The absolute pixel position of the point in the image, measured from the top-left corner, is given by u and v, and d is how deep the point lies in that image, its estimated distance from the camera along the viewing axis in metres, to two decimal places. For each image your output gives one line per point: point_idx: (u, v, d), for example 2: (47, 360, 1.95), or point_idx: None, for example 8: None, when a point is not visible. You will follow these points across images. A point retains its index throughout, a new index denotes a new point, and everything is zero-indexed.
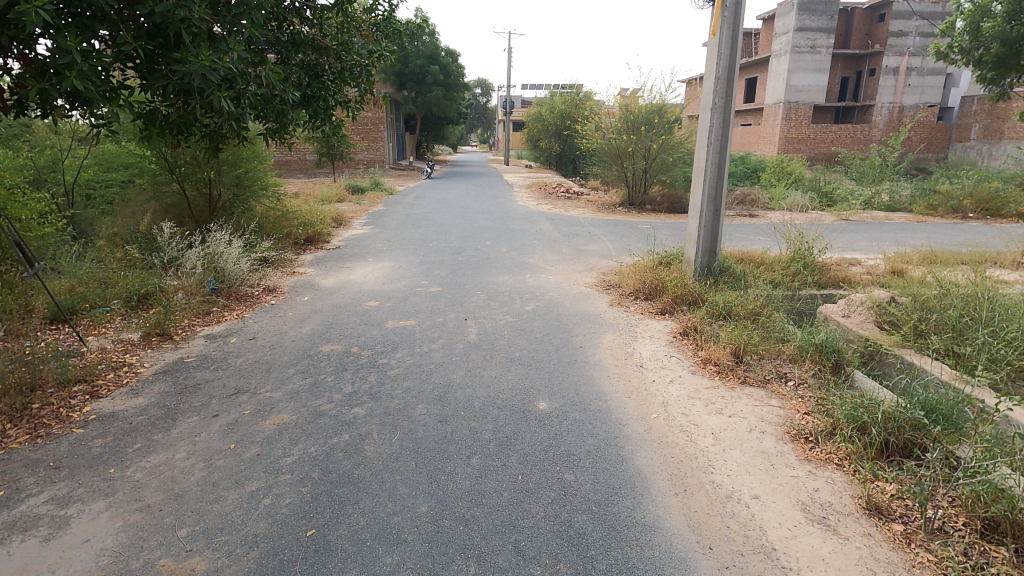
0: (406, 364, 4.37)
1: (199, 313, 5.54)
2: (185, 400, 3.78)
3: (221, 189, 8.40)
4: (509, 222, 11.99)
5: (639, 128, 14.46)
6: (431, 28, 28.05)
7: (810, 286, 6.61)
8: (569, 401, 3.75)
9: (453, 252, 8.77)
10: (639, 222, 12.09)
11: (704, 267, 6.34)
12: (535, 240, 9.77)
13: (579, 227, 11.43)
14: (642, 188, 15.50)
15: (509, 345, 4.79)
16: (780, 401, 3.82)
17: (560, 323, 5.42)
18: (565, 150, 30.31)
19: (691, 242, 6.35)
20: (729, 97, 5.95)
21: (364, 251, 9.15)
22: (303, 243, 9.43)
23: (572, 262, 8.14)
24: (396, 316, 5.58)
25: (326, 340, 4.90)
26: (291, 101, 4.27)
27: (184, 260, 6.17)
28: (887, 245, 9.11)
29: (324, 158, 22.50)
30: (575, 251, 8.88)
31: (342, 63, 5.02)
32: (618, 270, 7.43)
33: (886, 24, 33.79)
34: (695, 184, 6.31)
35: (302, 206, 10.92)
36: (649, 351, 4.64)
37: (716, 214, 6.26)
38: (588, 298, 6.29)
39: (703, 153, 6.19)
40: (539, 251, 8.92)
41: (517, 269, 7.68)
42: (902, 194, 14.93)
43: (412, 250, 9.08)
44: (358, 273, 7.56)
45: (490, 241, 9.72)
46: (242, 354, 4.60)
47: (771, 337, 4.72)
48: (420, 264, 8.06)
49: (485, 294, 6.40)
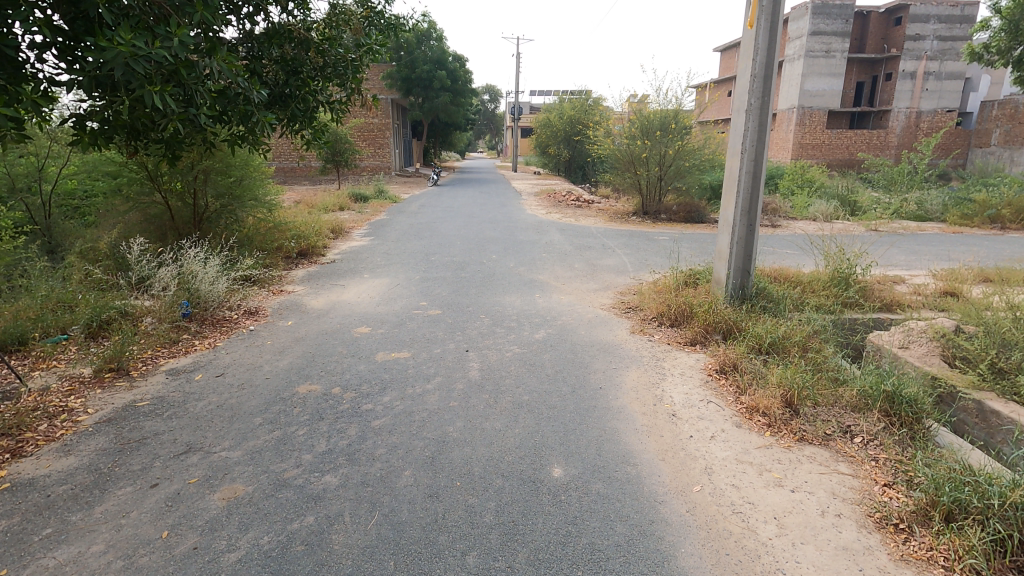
0: (394, 411, 3.69)
1: (165, 342, 4.89)
2: (122, 463, 3.11)
3: (207, 199, 7.80)
4: (517, 234, 11.31)
5: (653, 133, 13.80)
6: (438, 33, 27.65)
7: (856, 310, 5.88)
8: (590, 467, 3.05)
9: (456, 268, 8.10)
10: (655, 234, 11.36)
11: (736, 288, 5.63)
12: (545, 254, 9.09)
13: (592, 239, 10.72)
14: (657, 197, 14.76)
15: (517, 386, 4.09)
16: (851, 468, 3.09)
17: (575, 356, 4.71)
18: (574, 157, 29.72)
19: (722, 260, 5.65)
20: (766, 98, 5.26)
21: (361, 265, 8.51)
22: (296, 257, 8.79)
23: (586, 280, 7.43)
24: (388, 346, 4.90)
25: (304, 377, 4.23)
26: (257, 100, 3.66)
27: (155, 280, 5.54)
28: (930, 261, 8.32)
29: (328, 166, 21.99)
30: (589, 267, 8.19)
31: (324, 59, 4.41)
32: (638, 290, 6.71)
33: (903, 27, 32.97)
34: (726, 196, 5.61)
35: (297, 216, 10.31)
36: (682, 396, 3.92)
37: (750, 228, 5.56)
38: (605, 323, 5.59)
39: (736, 160, 5.49)
40: (549, 266, 8.24)
41: (526, 288, 6.98)
42: (933, 202, 14.12)
43: (412, 265, 8.43)
44: (352, 291, 6.91)
45: (496, 254, 9.07)
46: (203, 397, 3.92)
47: (826, 378, 4.00)
48: (419, 281, 7.40)
49: (489, 318, 5.72)
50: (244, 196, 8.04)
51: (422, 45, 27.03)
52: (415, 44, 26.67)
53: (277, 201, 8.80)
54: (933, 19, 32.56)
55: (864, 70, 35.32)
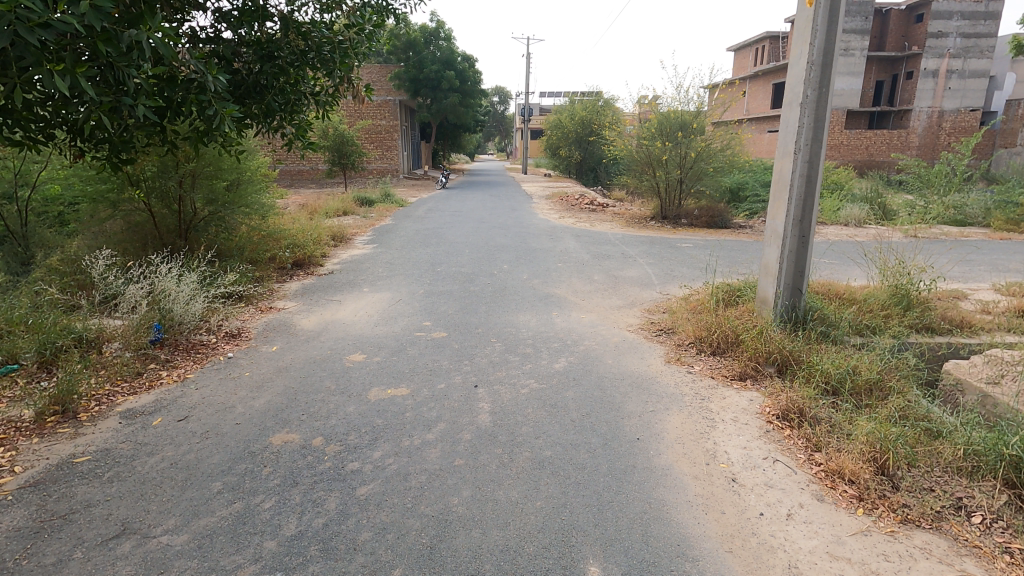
0: (386, 474, 2.99)
1: (127, 375, 4.21)
2: (33, 553, 2.41)
3: (194, 205, 7.12)
4: (530, 241, 10.59)
5: (674, 133, 13.04)
6: (447, 33, 27.07)
7: (922, 334, 5.10)
8: (637, 566, 2.32)
9: (465, 280, 7.40)
10: (678, 241, 10.60)
11: (786, 309, 4.90)
12: (560, 263, 8.38)
13: (610, 247, 9.97)
14: (676, 201, 13.98)
15: (536, 437, 3.36)
16: (983, 569, 2.32)
17: (604, 394, 3.98)
18: (586, 159, 29.05)
19: (771, 277, 4.91)
20: (824, 90, 4.52)
21: (362, 277, 7.83)
22: (291, 268, 8.13)
23: (608, 295, 6.69)
24: (384, 380, 4.19)
25: (281, 423, 3.53)
26: (216, 88, 2.98)
27: (123, 299, 4.87)
28: (989, 273, 7.49)
29: (334, 168, 21.44)
30: (610, 279, 7.46)
31: (306, 42, 3.71)
32: (670, 308, 5.96)
33: (925, 24, 31.89)
34: (775, 203, 4.86)
35: (294, 223, 9.65)
36: (741, 454, 3.17)
37: (803, 240, 4.81)
38: (635, 350, 4.86)
39: (787, 161, 4.74)
40: (566, 278, 7.52)
41: (541, 305, 6.26)
42: (973, 206, 13.24)
43: (416, 276, 7.75)
44: (348, 308, 6.23)
45: (508, 264, 8.37)
46: (156, 451, 3.23)
47: (918, 430, 3.24)
48: (423, 296, 6.70)
49: (502, 343, 5.00)
50: (235, 202, 7.37)
51: (430, 45, 26.76)
52: (421, 43, 26.25)
53: (272, 207, 8.14)
54: (957, 16, 31.48)
55: (884, 70, 34.22)
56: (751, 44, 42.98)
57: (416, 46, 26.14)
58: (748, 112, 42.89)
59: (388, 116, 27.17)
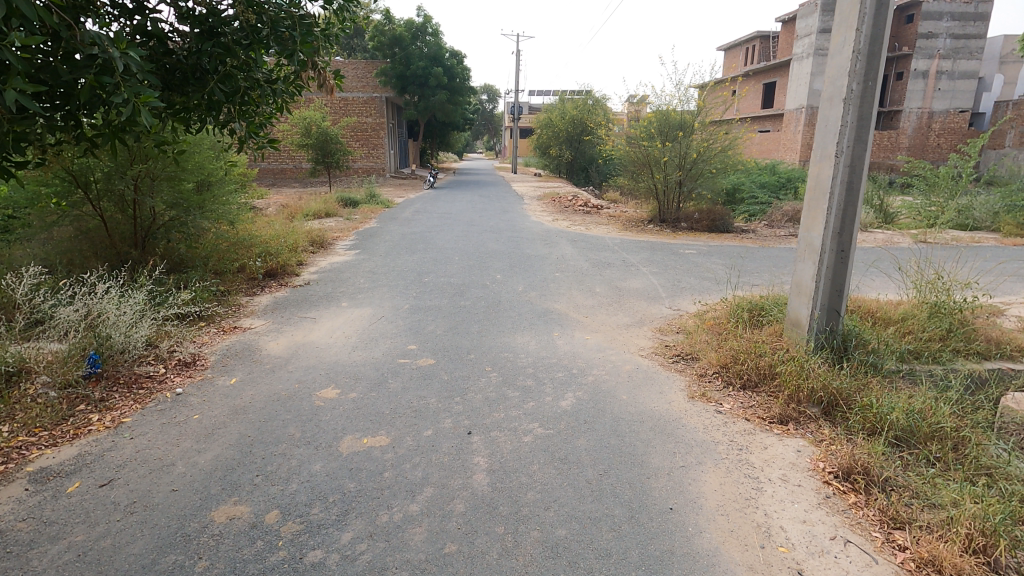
0: (356, 569, 2.31)
1: (47, 421, 3.47)
2: None
3: (151, 209, 6.35)
4: (524, 246, 9.95)
5: (673, 133, 12.47)
6: (434, 29, 26.32)
7: (970, 359, 4.54)
8: None
9: (455, 293, 6.75)
10: (680, 247, 10.04)
11: (822, 334, 4.30)
12: (557, 273, 7.75)
13: (610, 253, 9.37)
14: (675, 203, 13.40)
15: (544, 508, 2.72)
16: None
17: (623, 442, 3.34)
18: (576, 158, 28.47)
19: (805, 298, 4.30)
20: (870, 84, 3.92)
21: (341, 288, 7.14)
22: (262, 278, 7.38)
23: (613, 311, 6.07)
24: (360, 425, 3.51)
25: (228, 490, 2.84)
26: (133, 70, 2.29)
27: (53, 324, 4.12)
28: (1020, 286, 6.96)
29: (318, 167, 20.66)
30: (613, 292, 6.84)
31: (259, 17, 2.98)
32: (686, 328, 5.33)
33: (915, 25, 31.75)
34: (811, 213, 4.26)
35: (269, 228, 8.91)
36: (802, 531, 2.55)
37: (842, 256, 4.20)
38: (652, 381, 4.24)
39: (826, 165, 4.13)
40: (566, 290, 6.88)
41: (540, 323, 5.62)
42: (980, 210, 12.81)
43: (401, 288, 7.07)
44: (324, 327, 5.53)
45: (500, 274, 7.72)
46: (62, 535, 2.53)
47: (1014, 497, 2.65)
48: (408, 312, 6.02)
49: (498, 373, 4.35)
50: (198, 206, 6.65)
51: (417, 41, 25.96)
52: (407, 38, 25.49)
53: (242, 211, 7.44)
54: (947, 17, 31.32)
55: None
56: (741, 43, 42.72)
57: (402, 42, 25.40)
58: (739, 112, 42.65)
59: (374, 113, 26.41)
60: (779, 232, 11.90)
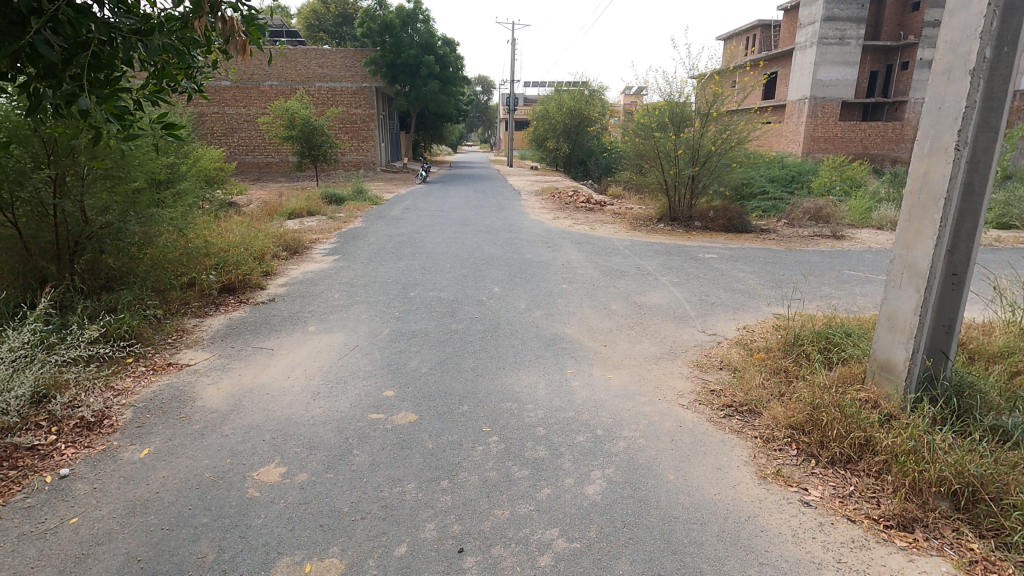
0: None
1: None
2: None
3: (74, 216, 5.10)
4: (524, 251, 8.87)
5: (688, 123, 11.42)
6: (425, 15, 25.11)
7: None
8: None
9: (446, 314, 5.68)
10: (698, 251, 9.01)
11: (922, 385, 3.26)
12: (564, 286, 6.68)
13: (621, 258, 8.33)
14: (687, 200, 12.28)
15: None
16: None
17: (687, 568, 2.29)
18: (574, 151, 27.40)
19: (904, 337, 3.25)
20: (1006, 50, 2.89)
21: (311, 305, 6.06)
22: (218, 294, 6.25)
23: (636, 338, 5.01)
24: (305, 538, 2.45)
25: None
26: None
27: None
28: None
29: (304, 161, 19.46)
30: (632, 311, 5.79)
31: None
32: (733, 367, 4.26)
33: (919, 13, 32.20)
34: (913, 225, 3.20)
35: (234, 231, 7.82)
36: None
37: (955, 283, 3.15)
38: (705, 449, 3.19)
39: (939, 161, 3.06)
40: (576, 309, 5.82)
41: (550, 357, 4.55)
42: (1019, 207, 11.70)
43: (383, 306, 6.00)
44: (281, 363, 4.47)
45: (498, 286, 6.65)
46: None
47: None
48: (387, 341, 4.94)
49: (500, 439, 3.28)
50: (137, 209, 5.59)
51: (408, 28, 24.68)
52: (398, 24, 24.23)
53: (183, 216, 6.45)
54: None
55: (878, 60, 34.54)
56: (742, 32, 41.61)
57: (392, 29, 24.19)
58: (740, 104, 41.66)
59: (364, 104, 25.30)
60: (802, 232, 10.86)
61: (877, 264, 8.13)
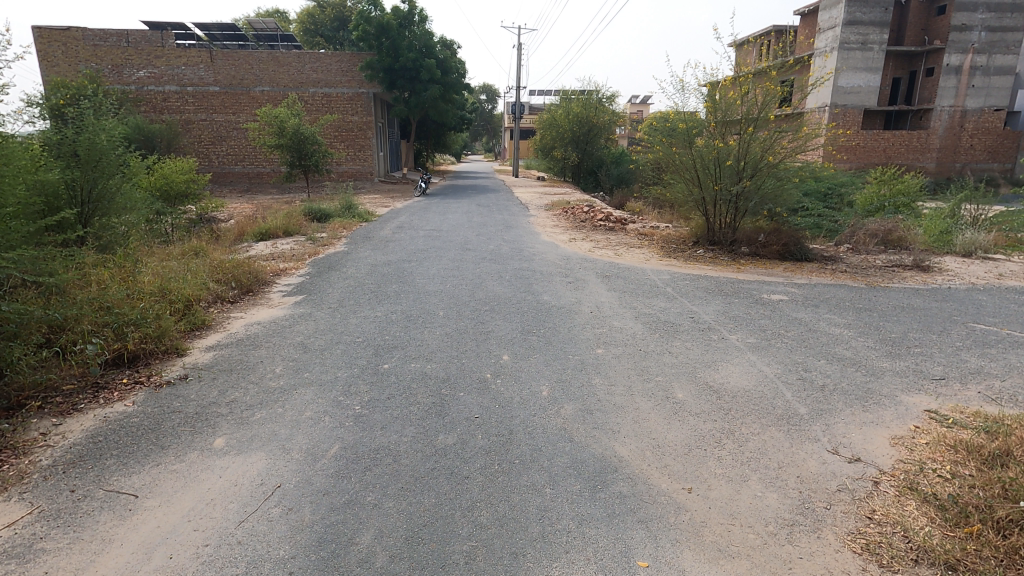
0: None
1: None
2: None
3: None
4: (539, 289, 6.98)
5: (732, 131, 9.60)
6: (422, 17, 23.43)
7: None
8: None
9: (431, 409, 3.77)
10: (761, 290, 7.09)
11: None
12: (603, 355, 4.74)
13: (665, 302, 6.43)
14: (729, 221, 10.35)
15: None
16: None
17: None
18: (584, 161, 25.62)
19: None
20: None
21: (234, 389, 4.14)
22: (107, 369, 4.34)
23: (736, 470, 3.07)
24: None
25: None
26: None
27: None
28: None
29: (292, 172, 17.63)
30: (711, 406, 3.84)
31: None
32: (942, 563, 2.34)
33: (946, 16, 30.37)
34: None
35: (159, 267, 5.95)
36: None
37: None
38: None
39: None
40: (626, 403, 3.87)
41: (601, 524, 2.62)
42: None
43: (336, 394, 4.05)
44: (137, 538, 2.55)
45: (506, 355, 4.73)
46: None
47: None
48: (327, 477, 3.00)
49: None
50: None
51: (405, 30, 23.00)
52: (394, 26, 22.47)
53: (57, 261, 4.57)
54: (982, 7, 29.70)
55: (902, 66, 32.66)
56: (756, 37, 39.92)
57: (388, 30, 22.36)
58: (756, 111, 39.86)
59: (360, 111, 23.61)
60: (873, 260, 8.98)
61: (1002, 311, 6.21)
